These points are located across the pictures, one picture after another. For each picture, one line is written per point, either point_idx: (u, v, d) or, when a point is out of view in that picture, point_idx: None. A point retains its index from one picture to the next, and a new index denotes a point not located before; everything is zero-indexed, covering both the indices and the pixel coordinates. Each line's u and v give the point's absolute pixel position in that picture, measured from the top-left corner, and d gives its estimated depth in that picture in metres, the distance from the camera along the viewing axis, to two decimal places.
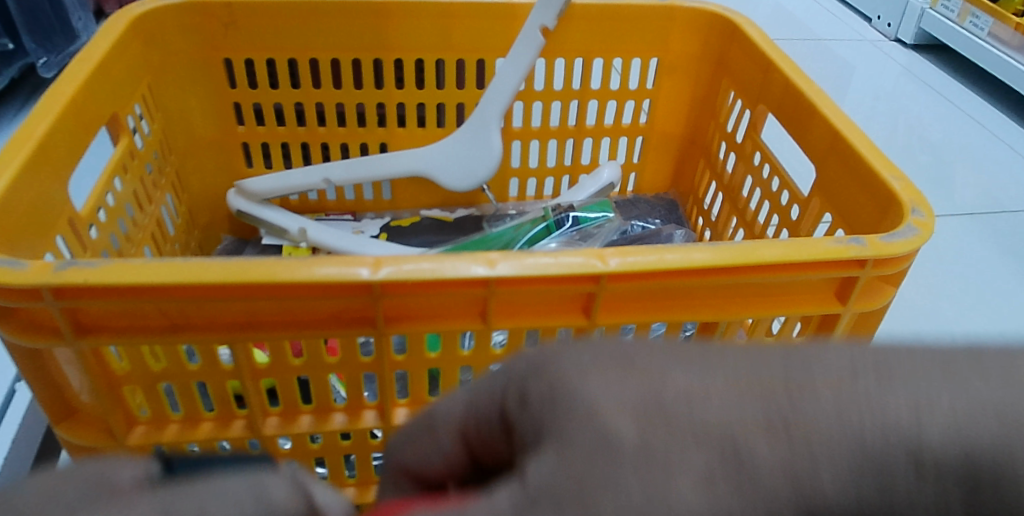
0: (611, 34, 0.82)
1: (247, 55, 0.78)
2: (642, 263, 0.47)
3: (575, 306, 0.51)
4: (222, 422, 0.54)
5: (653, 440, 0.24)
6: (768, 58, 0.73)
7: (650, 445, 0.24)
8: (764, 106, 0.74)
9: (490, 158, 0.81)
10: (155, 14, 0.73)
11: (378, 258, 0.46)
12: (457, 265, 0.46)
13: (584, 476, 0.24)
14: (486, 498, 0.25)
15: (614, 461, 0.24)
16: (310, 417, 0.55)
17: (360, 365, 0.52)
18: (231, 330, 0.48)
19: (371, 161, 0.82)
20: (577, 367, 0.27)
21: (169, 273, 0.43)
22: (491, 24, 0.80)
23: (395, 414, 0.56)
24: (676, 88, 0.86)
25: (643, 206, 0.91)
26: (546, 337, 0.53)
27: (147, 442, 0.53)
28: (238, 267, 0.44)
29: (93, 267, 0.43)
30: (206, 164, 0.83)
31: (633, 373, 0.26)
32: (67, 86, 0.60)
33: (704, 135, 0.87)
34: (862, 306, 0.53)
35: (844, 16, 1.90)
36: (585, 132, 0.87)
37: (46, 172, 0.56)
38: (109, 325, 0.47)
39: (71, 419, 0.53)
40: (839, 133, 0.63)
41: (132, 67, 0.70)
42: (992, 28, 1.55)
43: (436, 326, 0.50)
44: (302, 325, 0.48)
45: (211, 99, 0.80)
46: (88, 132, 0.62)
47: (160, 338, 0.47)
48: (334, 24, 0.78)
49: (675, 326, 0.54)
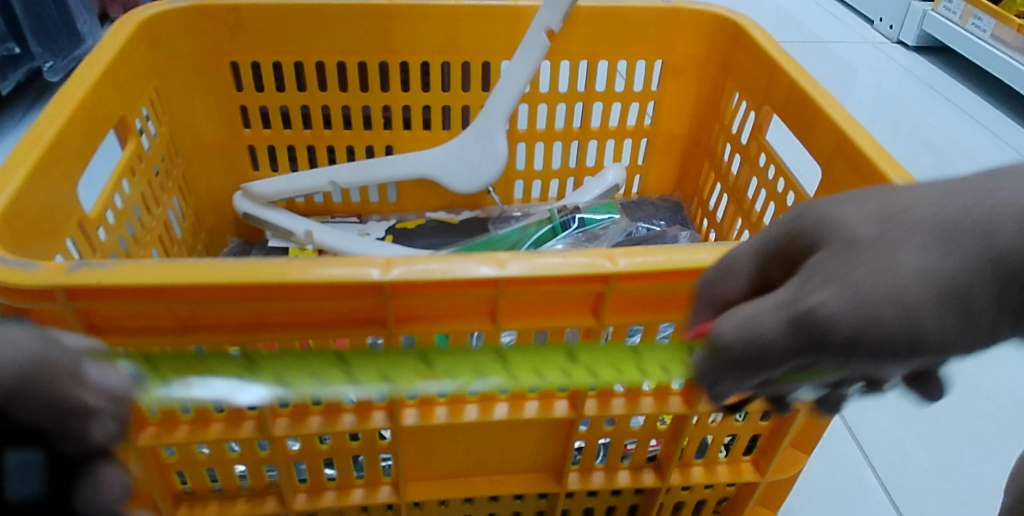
0: (616, 37, 0.83)
1: (253, 58, 0.79)
2: (651, 264, 0.47)
3: (583, 306, 0.51)
4: (232, 423, 0.54)
5: (888, 230, 0.36)
6: (772, 60, 0.74)
7: (885, 234, 0.36)
8: (769, 107, 0.75)
9: (496, 161, 0.82)
10: (163, 18, 0.73)
11: (388, 259, 0.46)
12: (467, 266, 0.46)
13: (842, 259, 0.36)
14: (770, 292, 0.37)
15: (862, 249, 0.36)
16: (319, 417, 0.55)
17: None
18: (242, 331, 0.48)
19: (376, 163, 0.82)
20: (830, 201, 0.39)
21: (181, 274, 0.43)
22: (496, 27, 0.80)
23: (404, 414, 0.56)
24: (680, 90, 0.87)
25: (647, 208, 0.92)
26: (555, 338, 0.53)
27: (157, 443, 0.53)
28: (249, 268, 0.44)
29: (105, 268, 0.43)
30: (212, 167, 0.84)
31: (871, 195, 0.38)
32: (77, 89, 0.60)
33: (708, 137, 0.87)
34: None
35: (845, 19, 1.91)
36: (590, 134, 0.88)
37: (55, 175, 0.56)
38: (120, 326, 0.47)
39: None
40: (845, 134, 0.63)
41: (139, 69, 0.71)
42: (993, 30, 1.55)
43: (445, 327, 0.50)
44: (312, 325, 0.49)
45: (218, 102, 0.81)
46: (97, 135, 0.63)
47: (171, 339, 0.47)
48: (341, 27, 0.78)
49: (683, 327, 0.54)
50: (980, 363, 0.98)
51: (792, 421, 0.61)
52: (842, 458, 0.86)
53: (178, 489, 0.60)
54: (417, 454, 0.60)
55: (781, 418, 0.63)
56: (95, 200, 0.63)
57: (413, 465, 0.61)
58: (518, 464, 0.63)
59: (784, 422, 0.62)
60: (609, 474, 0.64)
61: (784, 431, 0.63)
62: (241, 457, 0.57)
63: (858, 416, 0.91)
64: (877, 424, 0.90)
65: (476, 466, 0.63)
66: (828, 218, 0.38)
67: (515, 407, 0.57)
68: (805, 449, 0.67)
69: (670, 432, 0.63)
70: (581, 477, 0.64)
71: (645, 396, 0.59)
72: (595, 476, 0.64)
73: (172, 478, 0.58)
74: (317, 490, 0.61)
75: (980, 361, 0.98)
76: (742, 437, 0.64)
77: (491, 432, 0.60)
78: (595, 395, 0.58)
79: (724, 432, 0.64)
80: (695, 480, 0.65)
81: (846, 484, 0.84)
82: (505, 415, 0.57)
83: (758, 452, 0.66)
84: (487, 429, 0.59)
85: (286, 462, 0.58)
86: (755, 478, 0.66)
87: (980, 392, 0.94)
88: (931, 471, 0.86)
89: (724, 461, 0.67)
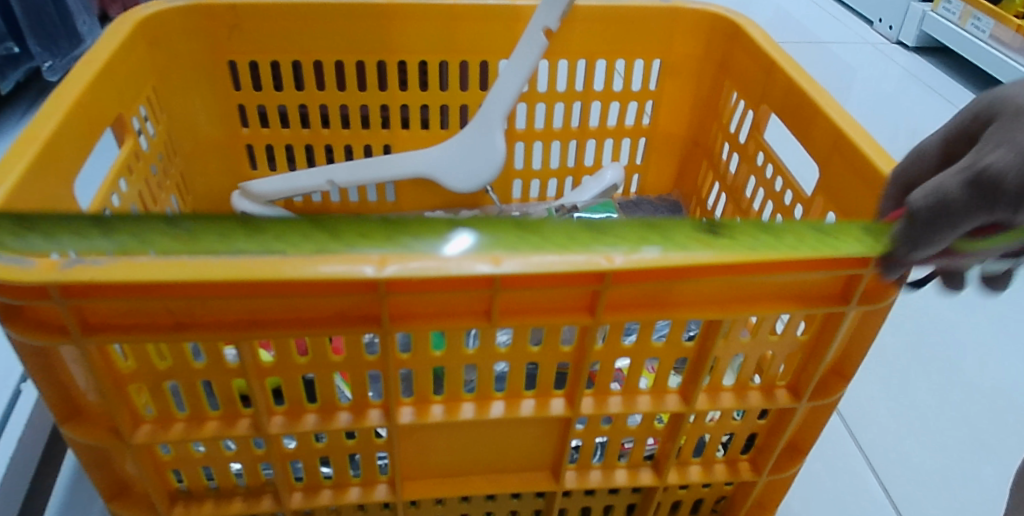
0: (614, 37, 0.83)
1: (251, 57, 0.79)
2: (648, 261, 0.47)
3: (579, 304, 0.51)
4: (227, 421, 0.54)
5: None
6: (770, 59, 0.74)
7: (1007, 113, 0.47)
8: (767, 106, 0.75)
9: (495, 159, 0.82)
10: (161, 17, 0.73)
11: (384, 256, 0.46)
12: (462, 263, 0.46)
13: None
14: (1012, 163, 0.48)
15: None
16: (315, 415, 0.55)
17: (365, 363, 0.52)
18: (236, 329, 0.48)
19: (375, 162, 0.82)
20: None
21: (175, 271, 0.43)
22: (494, 26, 0.80)
23: (400, 412, 0.56)
24: (678, 90, 0.87)
25: (645, 208, 0.91)
26: (551, 336, 0.53)
27: (153, 441, 0.53)
28: (243, 265, 0.44)
29: (100, 265, 0.43)
30: (211, 166, 0.84)
31: None
32: (73, 87, 0.60)
33: (706, 136, 0.87)
34: (865, 304, 0.54)
35: (845, 20, 1.90)
36: (588, 134, 0.87)
37: (52, 173, 0.56)
38: (115, 323, 0.47)
39: (77, 417, 0.53)
40: (842, 133, 0.63)
41: (137, 69, 0.71)
42: (992, 30, 1.55)
43: (441, 325, 0.50)
44: (307, 323, 0.49)
45: (216, 100, 0.81)
46: (94, 133, 0.63)
47: (166, 337, 0.47)
48: (338, 26, 0.78)
49: (679, 325, 0.54)
50: (980, 362, 0.98)
51: (790, 419, 0.61)
52: (842, 458, 0.86)
53: (174, 487, 0.60)
54: (413, 452, 0.60)
55: (779, 417, 0.63)
56: (92, 198, 0.63)
57: (410, 463, 0.61)
58: (515, 462, 0.63)
59: (782, 420, 0.62)
60: (606, 473, 0.64)
61: (781, 429, 0.62)
62: (237, 455, 0.57)
63: (858, 415, 0.91)
64: (877, 423, 0.90)
65: (473, 465, 0.63)
66: (999, 101, 0.48)
67: (511, 405, 0.57)
68: (802, 448, 0.67)
69: (667, 431, 0.62)
70: (578, 476, 0.64)
71: (641, 394, 0.59)
72: (592, 475, 0.64)
73: (168, 476, 0.58)
74: (313, 488, 0.61)
75: (980, 360, 0.98)
76: (739, 436, 0.64)
77: (487, 431, 0.59)
78: (591, 393, 0.58)
79: (721, 431, 0.63)
80: (693, 479, 0.65)
81: (846, 483, 0.84)
82: (502, 413, 0.57)
83: (756, 451, 0.66)
84: (484, 428, 0.59)
85: (283, 461, 0.58)
86: (752, 477, 0.66)
87: (980, 392, 0.94)
88: (931, 470, 0.85)
89: (721, 460, 0.67)
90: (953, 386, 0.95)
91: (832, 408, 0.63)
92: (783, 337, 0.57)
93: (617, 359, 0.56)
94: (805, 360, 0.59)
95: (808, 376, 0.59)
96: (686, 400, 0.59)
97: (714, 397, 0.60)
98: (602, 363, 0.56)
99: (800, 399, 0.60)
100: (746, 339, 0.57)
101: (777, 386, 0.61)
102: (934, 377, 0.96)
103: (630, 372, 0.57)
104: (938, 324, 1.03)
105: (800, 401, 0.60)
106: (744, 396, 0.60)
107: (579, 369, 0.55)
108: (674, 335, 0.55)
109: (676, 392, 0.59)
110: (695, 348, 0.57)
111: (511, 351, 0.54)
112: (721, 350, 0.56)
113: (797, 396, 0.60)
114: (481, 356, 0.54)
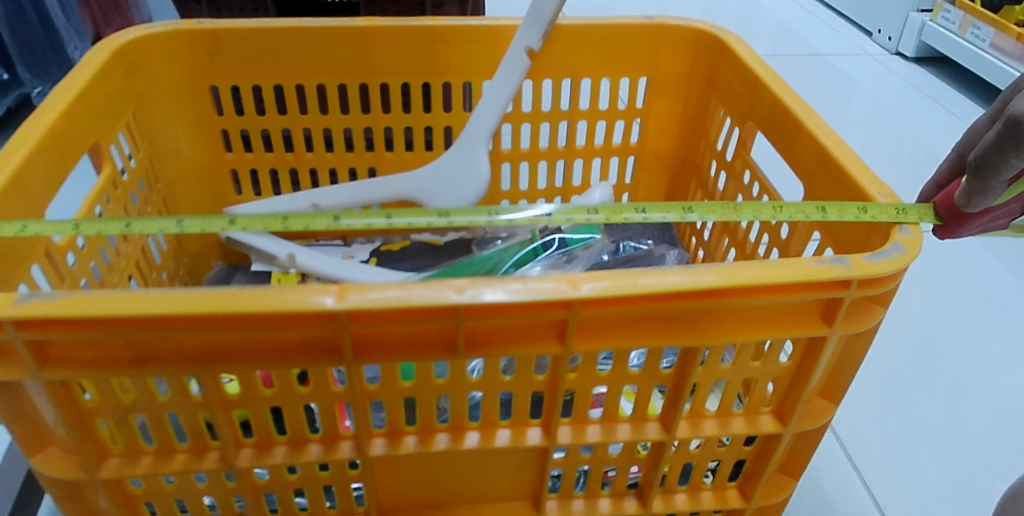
0: (599, 55, 0.82)
1: (233, 82, 0.79)
2: (614, 289, 0.46)
3: (550, 332, 0.50)
4: (195, 454, 0.53)
5: None
6: (755, 75, 0.72)
7: None
8: (752, 123, 0.74)
9: (478, 182, 0.80)
10: (140, 42, 0.73)
11: (344, 286, 0.45)
12: (426, 292, 0.45)
13: None
14: None
15: None
16: (285, 447, 0.54)
17: (332, 394, 0.51)
18: (199, 362, 0.47)
19: (360, 186, 0.80)
20: None
21: (131, 305, 0.43)
22: (475, 46, 0.79)
23: (372, 444, 0.54)
24: (666, 107, 0.85)
25: (635, 227, 0.89)
26: (523, 366, 0.52)
27: (121, 475, 0.52)
28: (201, 298, 0.44)
29: (54, 300, 0.43)
30: (195, 191, 0.83)
31: None
32: (45, 116, 0.60)
33: (695, 153, 0.86)
34: (848, 327, 0.52)
35: (845, 31, 1.89)
36: (575, 153, 0.86)
37: (22, 201, 0.56)
38: (74, 357, 0.47)
39: (45, 450, 0.52)
40: (827, 153, 0.62)
41: (116, 94, 0.71)
42: (992, 38, 1.52)
43: (406, 356, 0.49)
44: (269, 356, 0.48)
45: (198, 125, 0.80)
46: (68, 161, 0.62)
47: (126, 371, 0.46)
48: (319, 49, 0.78)
49: (655, 352, 0.53)
50: (986, 377, 0.96)
51: (776, 446, 0.60)
52: (838, 475, 0.84)
53: None
54: (388, 481, 0.58)
55: (765, 444, 0.61)
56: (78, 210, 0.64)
57: (386, 493, 0.59)
58: (494, 492, 0.62)
59: (768, 447, 0.61)
60: (589, 502, 0.62)
61: (768, 456, 0.61)
62: (208, 488, 0.56)
63: (857, 433, 0.89)
64: (875, 441, 0.88)
65: (452, 494, 0.61)
66: None
67: (485, 436, 0.56)
68: (792, 474, 0.65)
69: (649, 459, 0.61)
70: (560, 505, 0.62)
71: (621, 423, 0.57)
72: (575, 505, 0.62)
73: (140, 509, 0.57)
74: None
75: (986, 375, 0.96)
76: (725, 463, 0.62)
77: (463, 459, 0.58)
78: (569, 422, 0.57)
79: (707, 458, 0.62)
80: (679, 507, 0.63)
81: (843, 502, 0.81)
82: (476, 444, 0.55)
83: (744, 477, 0.64)
84: (460, 457, 0.58)
85: (255, 493, 0.56)
86: (740, 505, 0.64)
87: (984, 408, 0.92)
88: (931, 490, 0.83)
89: (708, 488, 0.65)
90: (957, 402, 0.93)
91: (820, 434, 0.61)
92: (765, 361, 0.55)
93: (594, 386, 0.54)
94: (790, 385, 0.57)
95: (793, 401, 0.57)
96: (667, 428, 0.57)
97: (697, 424, 0.58)
98: (578, 391, 0.54)
99: (786, 425, 0.58)
100: (728, 365, 0.55)
101: (762, 412, 0.59)
102: (937, 392, 0.94)
103: (608, 399, 0.56)
104: (942, 337, 1.02)
105: (785, 427, 0.58)
106: (727, 422, 0.59)
107: (554, 396, 0.53)
108: (650, 362, 0.53)
109: (657, 419, 0.58)
110: (674, 375, 0.55)
111: (483, 380, 0.52)
112: (700, 376, 0.55)
113: (783, 422, 0.59)
114: (452, 386, 0.52)
